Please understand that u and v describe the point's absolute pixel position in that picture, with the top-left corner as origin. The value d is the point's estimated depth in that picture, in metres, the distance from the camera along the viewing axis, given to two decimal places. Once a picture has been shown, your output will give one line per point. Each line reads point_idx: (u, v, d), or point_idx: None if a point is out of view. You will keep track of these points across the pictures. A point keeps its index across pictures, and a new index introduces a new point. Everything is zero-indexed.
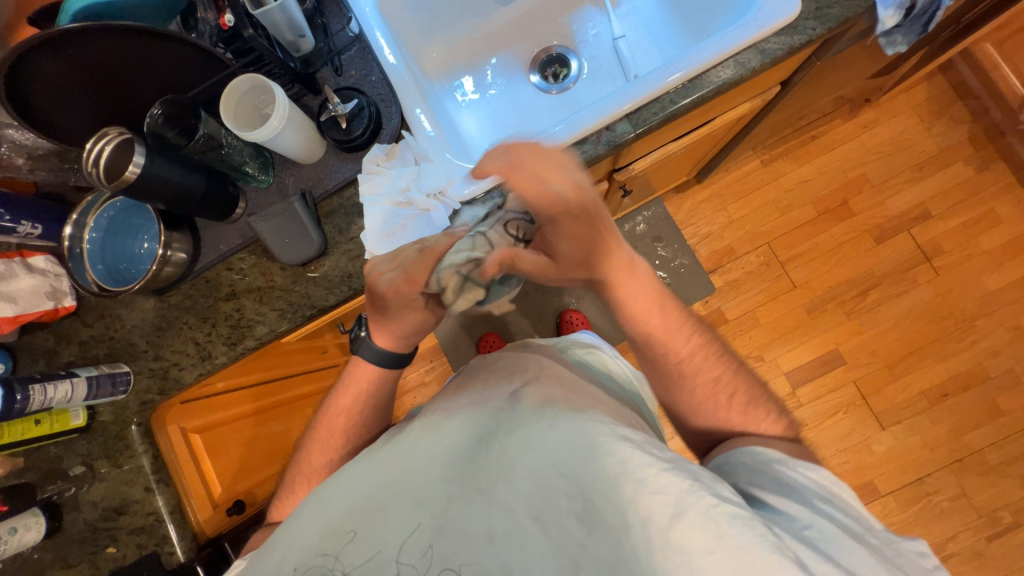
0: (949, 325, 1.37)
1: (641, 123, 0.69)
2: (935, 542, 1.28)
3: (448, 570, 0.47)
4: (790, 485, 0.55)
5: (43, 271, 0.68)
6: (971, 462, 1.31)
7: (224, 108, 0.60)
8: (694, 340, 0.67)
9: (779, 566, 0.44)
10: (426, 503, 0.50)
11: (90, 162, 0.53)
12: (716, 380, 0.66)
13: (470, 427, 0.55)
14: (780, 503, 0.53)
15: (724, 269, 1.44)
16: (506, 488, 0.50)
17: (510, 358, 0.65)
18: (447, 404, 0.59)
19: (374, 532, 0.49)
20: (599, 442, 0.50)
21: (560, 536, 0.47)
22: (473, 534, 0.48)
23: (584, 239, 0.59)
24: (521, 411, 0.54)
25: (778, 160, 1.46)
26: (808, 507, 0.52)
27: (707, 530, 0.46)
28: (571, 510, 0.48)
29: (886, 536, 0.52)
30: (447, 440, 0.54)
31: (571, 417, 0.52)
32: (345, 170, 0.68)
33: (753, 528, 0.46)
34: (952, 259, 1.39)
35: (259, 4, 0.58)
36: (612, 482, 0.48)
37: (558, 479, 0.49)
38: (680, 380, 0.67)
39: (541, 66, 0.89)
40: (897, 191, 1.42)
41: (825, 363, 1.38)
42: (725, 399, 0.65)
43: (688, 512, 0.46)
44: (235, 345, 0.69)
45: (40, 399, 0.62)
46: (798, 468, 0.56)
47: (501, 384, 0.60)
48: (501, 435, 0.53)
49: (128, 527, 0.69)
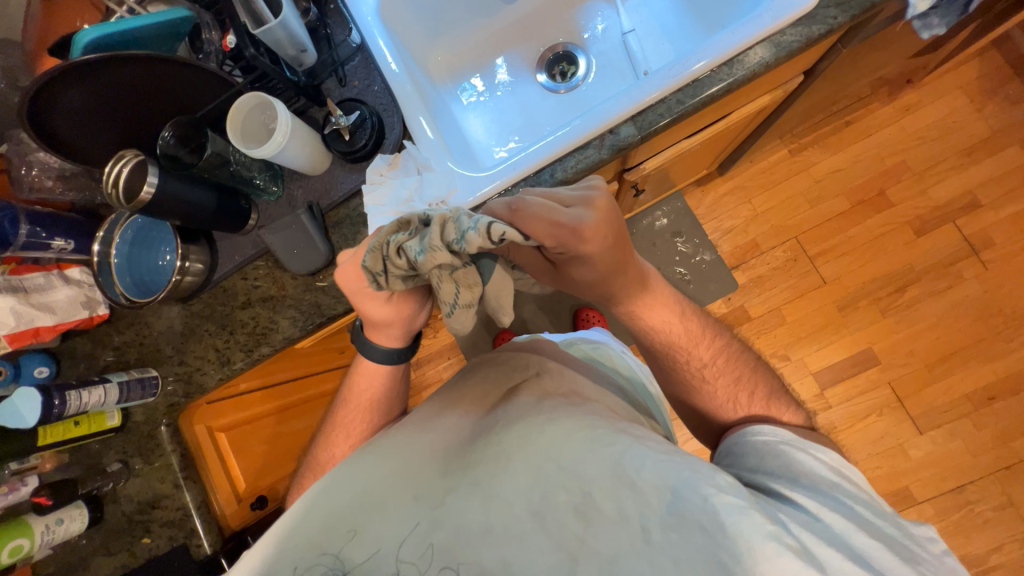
0: (998, 323, 1.27)
1: (647, 126, 0.66)
2: (977, 553, 1.22)
3: (448, 568, 0.47)
4: (797, 471, 0.55)
5: (79, 282, 0.73)
6: (1021, 469, 1.23)
7: (232, 126, 0.61)
8: (715, 345, 0.68)
9: (777, 555, 0.45)
10: (424, 497, 0.51)
11: (109, 184, 0.56)
12: (737, 381, 0.66)
13: (468, 423, 0.59)
14: (790, 490, 0.53)
15: (748, 265, 1.38)
16: (503, 479, 0.50)
17: (510, 352, 0.71)
18: (446, 397, 0.64)
19: (375, 530, 0.49)
20: (596, 434, 0.52)
21: (558, 530, 0.47)
22: (469, 528, 0.48)
23: (606, 258, 0.54)
24: (520, 407, 0.57)
25: (808, 149, 1.38)
26: (817, 496, 0.52)
27: (707, 516, 0.47)
28: (570, 505, 0.49)
29: (899, 520, 0.52)
30: (444, 433, 0.58)
31: (567, 413, 0.56)
32: (350, 181, 0.69)
33: (751, 518, 0.46)
34: (1003, 252, 1.28)
35: (259, 23, 0.60)
36: (610, 472, 0.50)
37: (556, 473, 0.50)
38: (701, 385, 0.67)
39: (548, 65, 0.87)
40: (941, 179, 1.32)
41: (858, 363, 1.31)
42: (745, 398, 0.66)
43: (687, 499, 0.48)
44: (251, 351, 0.72)
45: (76, 404, 0.68)
46: (806, 452, 0.57)
47: (500, 386, 0.64)
48: (499, 426, 0.56)
49: (160, 519, 0.74)
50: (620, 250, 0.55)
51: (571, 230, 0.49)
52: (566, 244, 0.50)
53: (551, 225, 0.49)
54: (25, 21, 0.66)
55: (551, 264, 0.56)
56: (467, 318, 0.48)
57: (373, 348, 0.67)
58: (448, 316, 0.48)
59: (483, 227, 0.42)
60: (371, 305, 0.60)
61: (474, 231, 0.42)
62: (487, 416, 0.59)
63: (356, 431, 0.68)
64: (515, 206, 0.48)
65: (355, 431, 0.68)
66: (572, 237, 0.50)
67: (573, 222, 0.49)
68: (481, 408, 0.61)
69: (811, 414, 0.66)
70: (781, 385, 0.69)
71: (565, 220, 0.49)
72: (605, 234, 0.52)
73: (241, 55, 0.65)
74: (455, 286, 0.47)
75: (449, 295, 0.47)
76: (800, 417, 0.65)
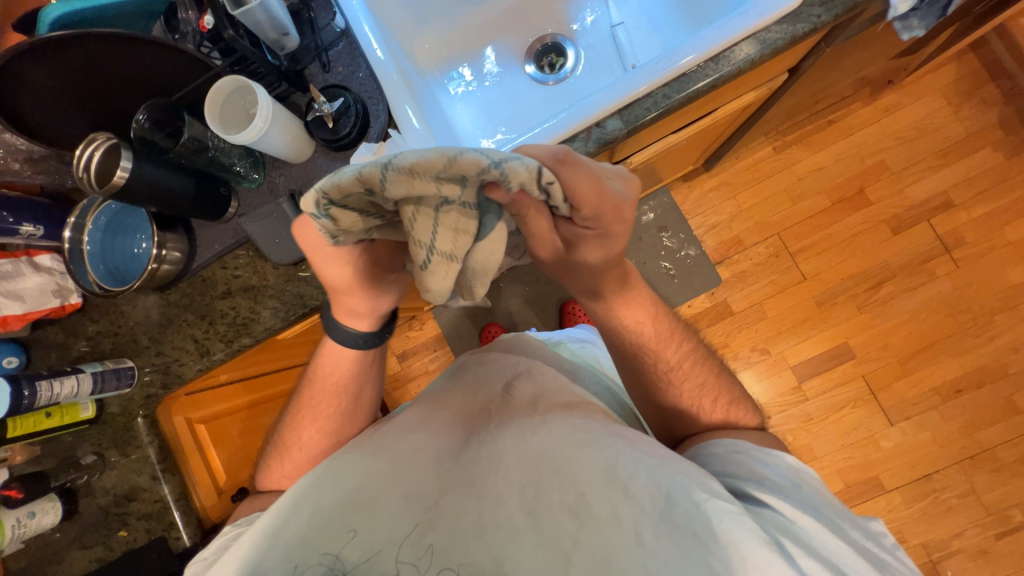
0: (967, 319, 1.32)
1: (633, 120, 0.66)
2: (940, 539, 1.27)
3: (447, 569, 0.47)
4: (763, 476, 0.56)
5: (49, 270, 0.70)
6: (984, 459, 1.28)
7: (209, 110, 0.59)
8: (683, 349, 0.68)
9: (766, 561, 0.46)
10: (419, 497, 0.52)
11: (80, 168, 0.54)
12: (702, 387, 0.67)
13: (460, 422, 0.59)
14: (762, 492, 0.54)
15: (731, 260, 1.40)
16: (498, 479, 0.52)
17: (498, 351, 0.72)
18: (438, 395, 0.65)
19: (372, 529, 0.50)
20: (590, 437, 0.54)
21: (553, 530, 0.49)
22: (463, 529, 0.49)
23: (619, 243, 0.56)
24: (516, 412, 0.59)
25: (791, 146, 1.40)
26: (788, 499, 0.53)
27: (700, 522, 0.48)
28: (563, 504, 0.50)
29: (858, 519, 0.55)
30: (433, 429, 0.58)
31: (563, 416, 0.57)
32: (333, 169, 0.68)
33: (743, 523, 0.47)
34: (974, 251, 1.33)
35: (239, 3, 0.59)
36: (603, 473, 0.51)
37: (551, 474, 0.51)
38: (668, 388, 0.67)
39: (537, 56, 0.86)
40: (917, 179, 1.35)
41: (834, 357, 1.35)
42: (710, 403, 0.67)
43: (680, 503, 0.49)
44: (231, 342, 0.71)
45: (47, 395, 0.66)
46: (766, 457, 0.59)
47: (494, 388, 0.64)
48: (493, 428, 0.57)
49: (137, 512, 0.73)
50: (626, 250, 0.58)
51: (607, 202, 0.49)
52: (594, 216, 0.50)
53: (597, 193, 0.48)
54: None
55: (563, 239, 0.54)
56: (445, 272, 0.42)
57: (340, 330, 0.64)
58: (424, 262, 0.41)
59: (527, 163, 0.39)
60: (333, 269, 0.55)
61: (519, 164, 0.39)
62: (481, 417, 0.59)
63: (324, 419, 0.68)
64: (566, 156, 0.45)
65: (327, 413, 0.68)
66: (605, 208, 0.50)
67: (612, 195, 0.49)
68: (473, 406, 0.62)
69: (765, 419, 0.69)
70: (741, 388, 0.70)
71: (610, 190, 0.49)
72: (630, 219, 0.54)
73: (220, 37, 0.62)
74: (441, 225, 0.40)
75: (428, 233, 0.40)
76: (755, 419, 0.68)
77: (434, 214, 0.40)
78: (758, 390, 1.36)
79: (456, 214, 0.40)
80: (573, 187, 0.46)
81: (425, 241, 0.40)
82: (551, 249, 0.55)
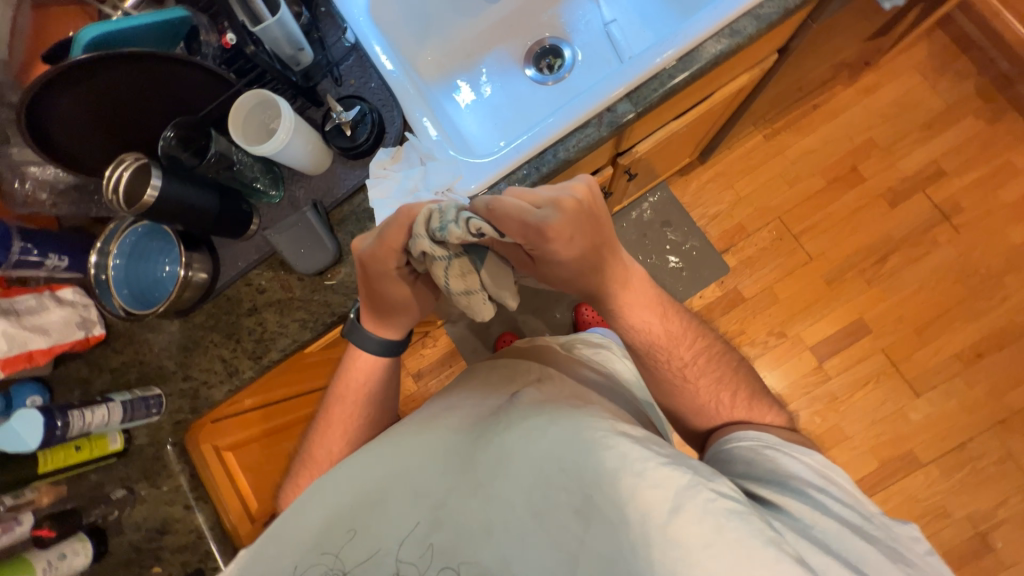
0: (976, 283, 1.33)
1: (642, 101, 0.68)
2: (984, 509, 1.25)
3: (449, 569, 0.47)
4: (783, 474, 0.56)
5: (72, 303, 0.70)
6: (1014, 422, 1.27)
7: (233, 126, 0.61)
8: (696, 345, 0.68)
9: (776, 560, 0.44)
10: (425, 497, 0.51)
11: (109, 190, 0.56)
12: (718, 381, 0.67)
13: (466, 427, 0.57)
14: (775, 494, 0.54)
15: (737, 248, 1.42)
16: (503, 482, 0.50)
17: (511, 359, 0.70)
18: (452, 400, 0.62)
19: (378, 529, 0.49)
20: (594, 436, 0.51)
21: (556, 529, 0.47)
22: (469, 528, 0.48)
23: (575, 252, 0.55)
24: (518, 408, 0.56)
25: (781, 133, 1.44)
26: (805, 500, 0.54)
27: (707, 528, 0.45)
28: (570, 504, 0.48)
29: (888, 523, 0.54)
30: (441, 434, 0.56)
31: (569, 414, 0.55)
32: (353, 177, 0.70)
33: (750, 523, 0.46)
34: (972, 216, 1.35)
35: (257, 20, 0.61)
36: (610, 476, 0.48)
37: (557, 473, 0.49)
38: (683, 385, 0.66)
39: (536, 59, 0.89)
40: (907, 153, 1.39)
41: (851, 334, 1.35)
42: (727, 398, 0.66)
43: (687, 507, 0.46)
44: (260, 358, 0.70)
45: (79, 424, 0.64)
46: (789, 454, 0.58)
47: (501, 391, 0.62)
48: (500, 428, 0.54)
49: (172, 545, 0.71)
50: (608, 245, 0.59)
51: (540, 227, 0.51)
52: (530, 243, 0.52)
53: (523, 225, 0.50)
54: (10, 38, 0.65)
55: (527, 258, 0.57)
56: (470, 303, 0.54)
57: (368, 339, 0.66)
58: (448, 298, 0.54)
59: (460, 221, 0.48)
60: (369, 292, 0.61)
61: (454, 224, 0.48)
62: (489, 420, 0.57)
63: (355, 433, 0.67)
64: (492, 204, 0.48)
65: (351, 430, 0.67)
66: (537, 235, 0.51)
67: (543, 221, 0.51)
68: (482, 412, 0.59)
69: (790, 414, 0.67)
70: (763, 386, 0.69)
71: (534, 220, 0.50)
72: (571, 236, 0.54)
73: (240, 53, 0.66)
74: (450, 272, 0.52)
75: (442, 280, 0.53)
76: (784, 419, 0.66)
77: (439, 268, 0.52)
78: (779, 375, 1.35)
79: (455, 263, 0.52)
80: (501, 227, 0.49)
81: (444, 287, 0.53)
82: (519, 265, 0.59)
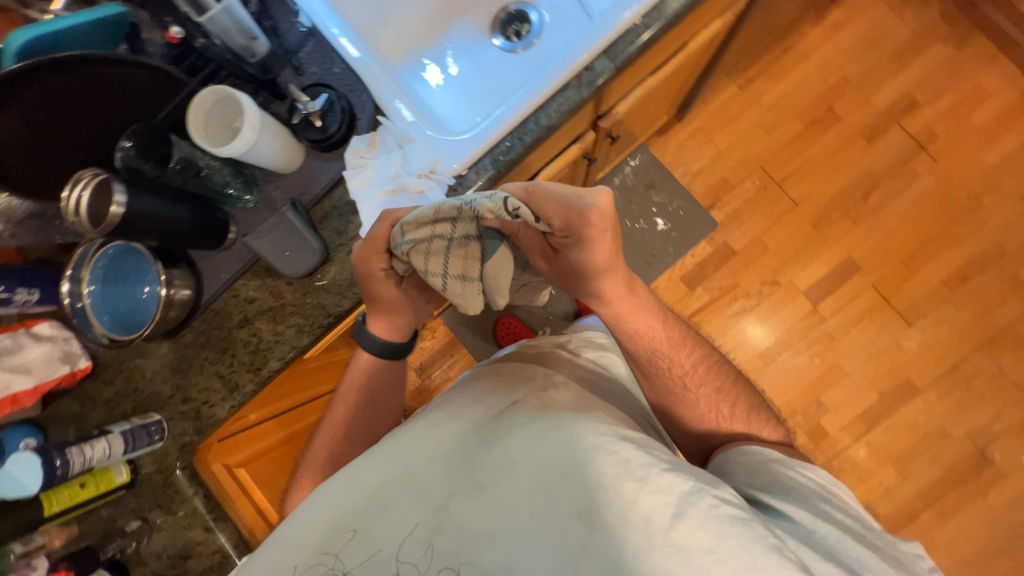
0: (957, 208, 1.36)
1: (619, 56, 0.66)
2: (980, 425, 1.30)
3: (448, 568, 0.47)
4: (787, 485, 0.57)
5: (51, 338, 0.65)
6: (1003, 339, 1.32)
7: (193, 127, 0.57)
8: (696, 354, 0.68)
9: (779, 566, 0.45)
10: (428, 498, 0.50)
11: (70, 212, 0.51)
12: (718, 391, 0.67)
13: (467, 430, 0.54)
14: (781, 504, 0.55)
15: (723, 202, 1.41)
16: (508, 487, 0.49)
17: (517, 362, 0.67)
18: (452, 404, 0.58)
19: (380, 530, 0.48)
20: (597, 442, 0.51)
21: (560, 534, 0.47)
22: (472, 532, 0.48)
23: (606, 247, 0.57)
24: (521, 412, 0.55)
25: (755, 80, 1.43)
26: (810, 509, 0.54)
27: (709, 533, 0.46)
28: (573, 509, 0.48)
29: (889, 537, 0.54)
30: (443, 438, 0.53)
31: (574, 419, 0.54)
32: (329, 170, 0.67)
33: (752, 529, 0.47)
34: (947, 143, 1.37)
35: (202, 10, 0.57)
36: (614, 483, 0.48)
37: (561, 479, 0.49)
38: (683, 394, 0.67)
39: (502, 27, 0.86)
40: (879, 87, 1.39)
41: (841, 274, 1.37)
42: (727, 408, 0.66)
43: (690, 512, 0.47)
44: (259, 370, 0.68)
45: (80, 461, 0.62)
46: (790, 467, 0.59)
47: (504, 391, 0.59)
48: (503, 432, 0.53)
49: (196, 569, 0.70)
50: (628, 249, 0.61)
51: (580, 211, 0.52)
52: (570, 230, 0.53)
53: (564, 208, 0.51)
54: None
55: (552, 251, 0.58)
56: (465, 291, 0.53)
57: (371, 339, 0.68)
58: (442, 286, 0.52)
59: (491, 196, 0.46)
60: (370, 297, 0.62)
61: (486, 199, 0.46)
62: (491, 422, 0.55)
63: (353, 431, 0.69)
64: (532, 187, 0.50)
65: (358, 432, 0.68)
66: (577, 220, 0.53)
67: (584, 207, 0.52)
68: (482, 413, 0.56)
69: (788, 429, 0.68)
70: (762, 399, 0.69)
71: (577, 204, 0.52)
72: (609, 227, 0.55)
73: (190, 49, 0.61)
74: (453, 256, 0.51)
75: (441, 266, 0.51)
76: (780, 432, 0.66)
77: (440, 253, 0.51)
78: (776, 323, 1.37)
79: (461, 247, 0.51)
80: (543, 210, 0.50)
81: (441, 273, 0.52)
82: (545, 259, 0.60)
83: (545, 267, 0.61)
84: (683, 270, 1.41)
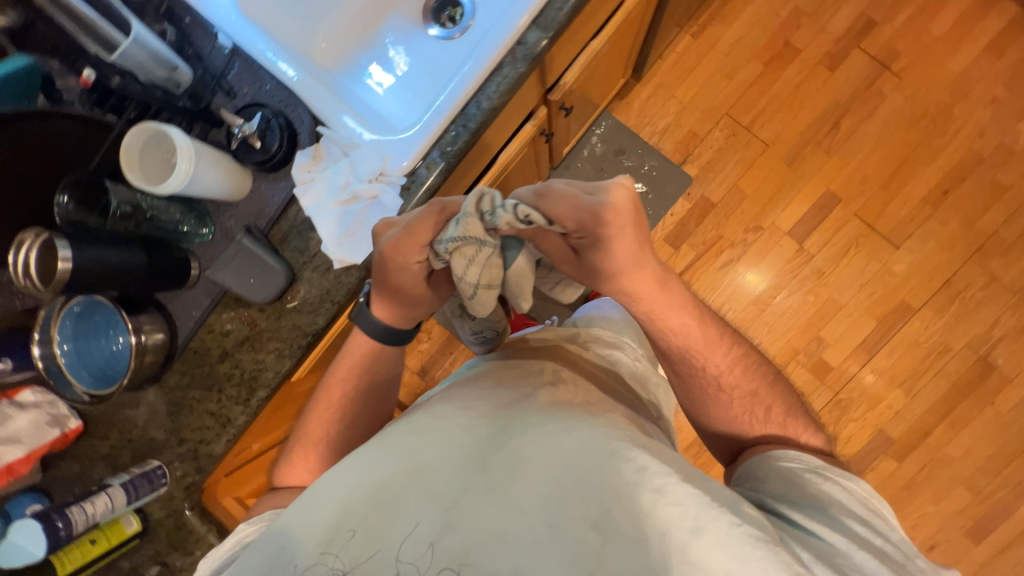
0: (928, 122, 1.34)
1: (550, 24, 0.64)
2: (980, 334, 1.30)
3: (449, 569, 0.42)
4: (823, 501, 0.51)
5: (36, 404, 0.66)
6: (992, 246, 1.31)
7: (130, 168, 0.56)
8: (735, 354, 0.65)
9: None
10: (437, 493, 0.46)
11: (19, 275, 0.51)
12: (754, 394, 0.64)
13: (482, 424, 0.51)
14: (812, 523, 0.49)
15: (694, 155, 1.40)
16: (522, 487, 0.46)
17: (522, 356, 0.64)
18: (459, 396, 0.55)
19: (386, 528, 0.45)
20: (610, 449, 0.47)
21: (574, 542, 0.43)
22: (483, 534, 0.43)
23: (628, 249, 0.56)
24: (533, 411, 0.52)
25: (707, 27, 1.39)
26: (845, 531, 0.48)
27: (728, 553, 0.42)
28: (586, 518, 0.44)
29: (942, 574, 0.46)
30: (460, 427, 0.51)
31: (586, 422, 0.51)
32: (280, 190, 0.65)
33: (776, 554, 0.43)
34: (910, 57, 1.34)
35: (112, 48, 0.55)
36: (631, 491, 0.45)
37: (574, 484, 0.45)
38: (716, 394, 0.64)
39: (435, 14, 0.83)
40: (834, 12, 1.36)
41: (823, 208, 1.36)
42: (761, 412, 0.63)
43: (710, 528, 0.43)
44: (248, 400, 0.67)
45: (82, 519, 0.62)
46: (830, 480, 0.53)
47: (516, 385, 0.57)
48: (514, 431, 0.50)
49: None
50: (649, 246, 0.58)
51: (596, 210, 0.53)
52: (584, 229, 0.54)
53: (575, 207, 0.53)
54: None
55: (574, 253, 0.58)
56: (488, 298, 0.54)
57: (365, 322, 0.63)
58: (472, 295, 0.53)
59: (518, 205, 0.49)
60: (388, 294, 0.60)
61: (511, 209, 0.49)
62: (503, 417, 0.52)
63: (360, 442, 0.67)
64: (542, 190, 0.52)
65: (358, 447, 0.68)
66: (592, 220, 0.53)
67: (598, 204, 0.53)
68: (496, 408, 0.53)
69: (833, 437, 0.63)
70: (802, 403, 0.65)
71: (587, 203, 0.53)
72: (629, 223, 0.55)
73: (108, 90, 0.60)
74: (482, 265, 0.52)
75: (473, 275, 0.52)
76: (821, 440, 0.62)
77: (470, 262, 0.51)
78: (766, 267, 1.37)
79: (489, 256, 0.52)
80: (554, 212, 0.52)
81: (471, 282, 0.52)
82: (568, 263, 0.59)
83: (568, 270, 0.60)
84: (665, 230, 1.40)
